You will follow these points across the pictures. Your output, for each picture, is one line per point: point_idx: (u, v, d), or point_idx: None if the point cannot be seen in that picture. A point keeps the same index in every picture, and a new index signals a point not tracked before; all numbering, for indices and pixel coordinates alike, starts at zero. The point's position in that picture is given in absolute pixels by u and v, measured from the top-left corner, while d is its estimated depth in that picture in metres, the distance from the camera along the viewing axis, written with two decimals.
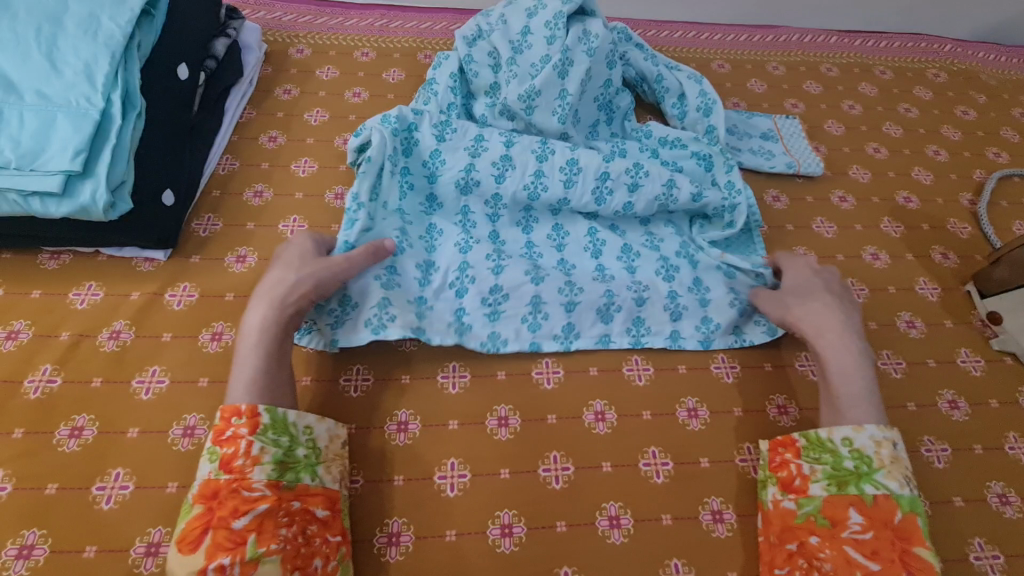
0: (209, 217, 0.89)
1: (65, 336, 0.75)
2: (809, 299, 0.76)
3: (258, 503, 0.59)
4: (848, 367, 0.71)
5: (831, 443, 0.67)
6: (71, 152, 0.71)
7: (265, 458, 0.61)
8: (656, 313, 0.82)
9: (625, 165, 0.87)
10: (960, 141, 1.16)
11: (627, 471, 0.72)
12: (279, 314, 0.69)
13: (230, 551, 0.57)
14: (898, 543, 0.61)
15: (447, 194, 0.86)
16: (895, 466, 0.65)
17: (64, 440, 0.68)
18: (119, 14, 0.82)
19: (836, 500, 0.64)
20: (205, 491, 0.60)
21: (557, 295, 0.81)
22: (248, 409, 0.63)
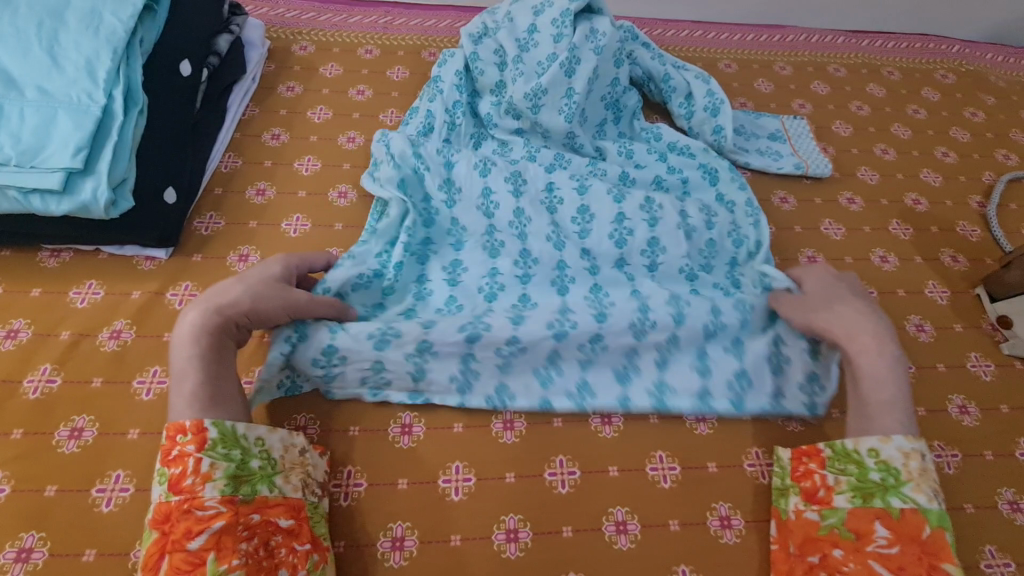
0: (212, 215, 0.88)
1: (65, 335, 0.74)
2: (835, 304, 0.72)
3: (214, 521, 0.56)
4: (882, 373, 0.66)
5: (858, 454, 0.65)
6: (71, 149, 0.70)
7: (216, 474, 0.58)
8: (659, 319, 0.75)
9: (637, 201, 0.86)
10: (969, 143, 1.15)
11: (634, 475, 0.71)
12: (212, 322, 0.63)
13: (188, 573, 0.54)
14: (926, 558, 0.59)
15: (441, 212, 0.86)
16: (923, 479, 0.62)
17: (63, 442, 0.67)
18: (121, 9, 0.81)
19: (861, 512, 0.63)
20: (156, 515, 0.56)
21: (546, 306, 0.76)
22: (192, 424, 0.59)
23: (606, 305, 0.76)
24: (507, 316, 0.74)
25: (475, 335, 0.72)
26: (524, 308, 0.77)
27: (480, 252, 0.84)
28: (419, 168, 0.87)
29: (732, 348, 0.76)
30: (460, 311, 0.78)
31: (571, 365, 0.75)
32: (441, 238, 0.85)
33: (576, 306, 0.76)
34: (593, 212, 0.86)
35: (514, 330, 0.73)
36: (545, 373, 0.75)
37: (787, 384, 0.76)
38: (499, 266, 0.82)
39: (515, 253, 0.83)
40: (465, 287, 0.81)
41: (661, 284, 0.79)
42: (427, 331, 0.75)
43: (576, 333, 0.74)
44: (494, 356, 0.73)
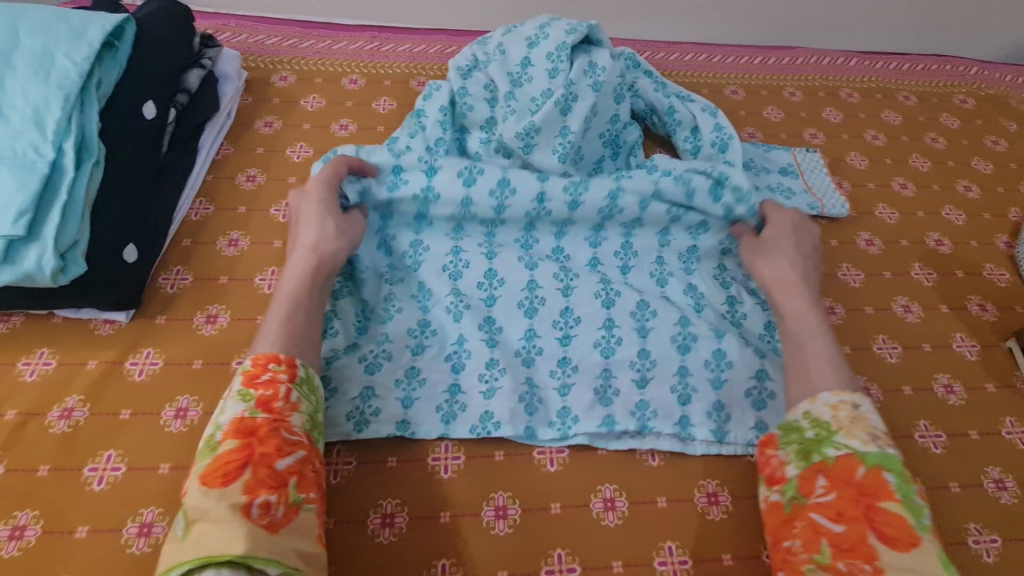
0: (179, 271, 0.81)
1: (11, 415, 0.67)
2: (772, 254, 0.78)
3: (297, 447, 0.56)
4: (803, 312, 0.72)
5: (792, 421, 0.64)
6: (12, 214, 0.63)
7: (302, 407, 0.60)
8: (622, 386, 0.74)
9: (615, 244, 0.85)
10: (993, 175, 1.08)
11: (640, 570, 0.64)
12: (314, 260, 0.71)
13: (273, 489, 0.52)
14: (861, 500, 0.55)
15: (408, 241, 0.82)
16: (855, 425, 0.59)
17: (4, 543, 0.60)
18: (76, 50, 0.74)
19: (808, 475, 0.59)
20: (238, 427, 0.55)
21: (512, 363, 0.75)
22: (286, 357, 0.62)
23: (568, 372, 0.75)
24: (478, 390, 0.73)
25: (450, 418, 0.71)
26: (494, 361, 0.74)
27: (448, 280, 0.80)
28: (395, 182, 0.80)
29: (715, 420, 0.73)
30: (425, 352, 0.75)
31: (544, 429, 0.72)
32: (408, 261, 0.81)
33: (539, 368, 0.76)
34: (569, 253, 0.84)
35: (483, 406, 0.72)
36: (526, 429, 0.71)
37: (772, 416, 0.74)
38: (469, 298, 0.79)
39: (485, 286, 0.80)
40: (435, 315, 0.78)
41: (632, 335, 0.77)
42: (401, 376, 0.73)
43: (543, 406, 0.73)
44: (466, 425, 0.71)
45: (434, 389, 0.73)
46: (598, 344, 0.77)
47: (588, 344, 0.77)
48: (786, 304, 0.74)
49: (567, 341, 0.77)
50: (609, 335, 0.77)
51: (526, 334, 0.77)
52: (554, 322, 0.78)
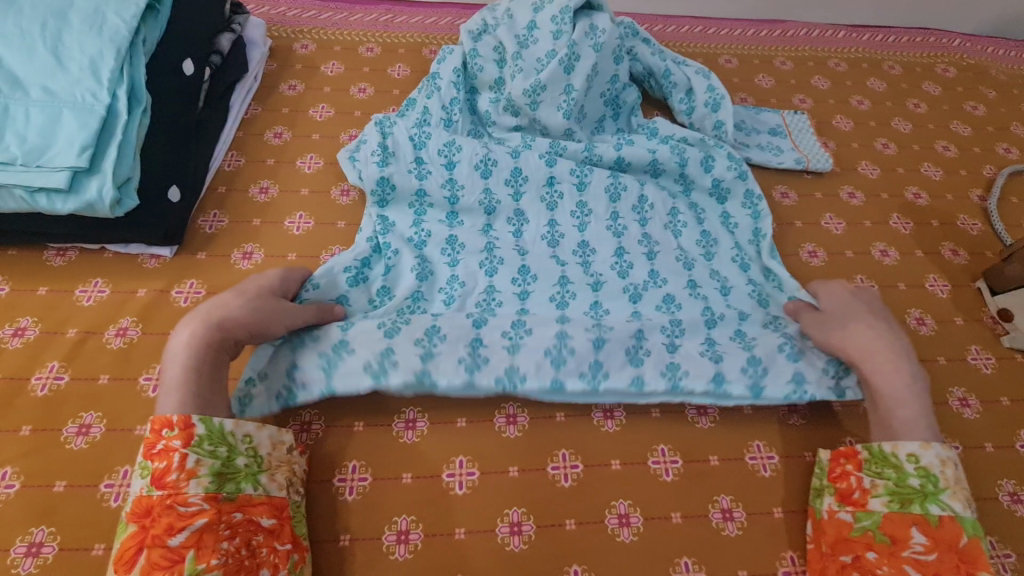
0: (216, 214, 0.88)
1: (72, 333, 0.75)
2: (851, 322, 0.73)
3: (196, 518, 0.57)
4: (902, 394, 0.68)
5: (899, 461, 0.65)
6: (77, 148, 0.71)
7: (201, 470, 0.59)
8: (654, 346, 0.75)
9: (631, 198, 0.90)
10: (971, 137, 1.15)
11: (636, 468, 0.72)
12: (214, 336, 0.65)
13: (166, 569, 0.54)
14: (962, 566, 0.59)
15: (437, 228, 0.85)
16: (958, 487, 0.63)
17: (72, 438, 0.68)
18: (124, 8, 0.81)
19: (897, 517, 0.63)
20: (138, 510, 0.57)
21: (544, 322, 0.75)
22: (179, 419, 0.60)
23: (602, 329, 0.75)
24: (502, 344, 0.73)
25: (474, 368, 0.71)
26: (522, 321, 0.75)
27: (477, 268, 0.82)
28: (421, 171, 0.87)
29: (750, 376, 0.74)
30: (449, 311, 0.75)
31: (574, 380, 0.72)
32: (435, 247, 0.84)
33: (574, 324, 0.75)
34: (594, 241, 0.86)
35: (510, 361, 0.72)
36: (554, 382, 0.72)
37: (809, 369, 0.74)
38: (496, 283, 0.81)
39: (515, 269, 0.82)
40: (462, 302, 0.79)
41: (663, 321, 0.78)
42: (422, 335, 0.72)
43: (574, 358, 0.73)
44: (491, 375, 0.71)
45: (456, 343, 0.72)
46: (629, 325, 0.78)
47: (619, 324, 0.78)
48: (881, 381, 0.69)
49: (598, 322, 0.79)
50: (639, 319, 0.79)
51: (557, 315, 0.79)
52: (586, 305, 0.80)
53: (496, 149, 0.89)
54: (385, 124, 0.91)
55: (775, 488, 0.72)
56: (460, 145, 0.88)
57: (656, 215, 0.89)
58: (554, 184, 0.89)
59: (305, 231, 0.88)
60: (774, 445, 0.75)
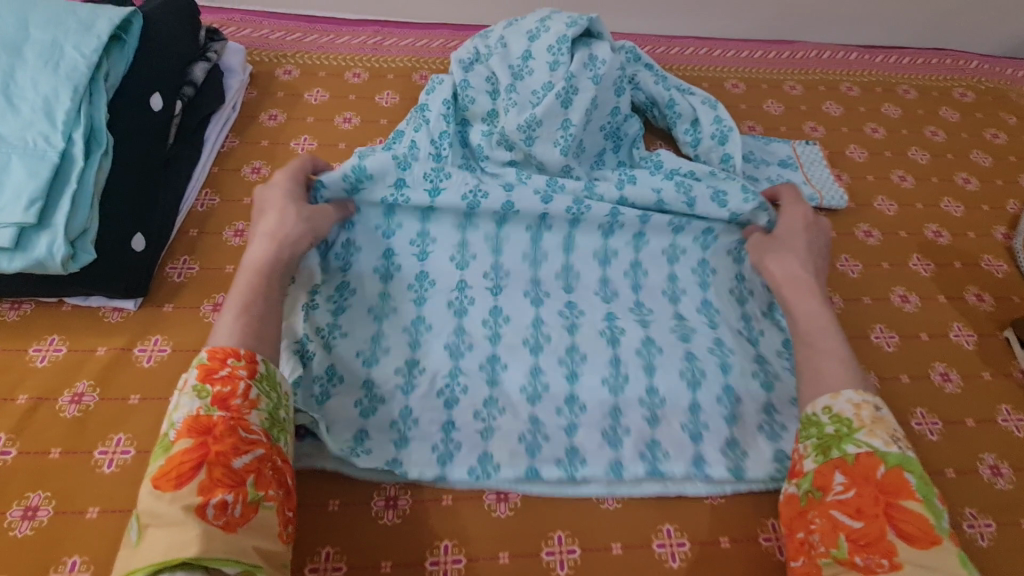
0: (185, 260, 0.82)
1: (22, 399, 0.69)
2: (784, 251, 0.77)
3: (257, 446, 0.54)
4: (812, 304, 0.71)
5: (812, 413, 0.62)
6: (25, 201, 0.64)
7: (262, 404, 0.56)
8: (633, 424, 0.71)
9: (627, 239, 0.84)
10: (993, 168, 1.08)
11: (639, 552, 0.65)
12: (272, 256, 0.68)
13: (231, 489, 0.50)
14: (882, 497, 0.54)
15: (410, 262, 0.80)
16: (877, 425, 0.58)
17: (16, 523, 0.61)
18: (84, 42, 0.75)
19: (823, 467, 0.59)
20: (194, 426, 0.52)
21: (516, 401, 0.72)
22: (246, 352, 0.58)
23: (575, 410, 0.72)
24: (474, 428, 0.70)
25: (446, 458, 0.68)
26: (493, 399, 0.72)
27: (446, 308, 0.77)
28: (399, 199, 0.80)
29: (731, 457, 0.70)
30: (416, 390, 0.72)
31: (549, 467, 0.68)
32: (401, 285, 0.78)
33: (545, 403, 0.72)
34: (579, 271, 0.82)
35: (483, 447, 0.69)
36: (528, 470, 0.68)
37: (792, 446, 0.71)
38: (467, 326, 0.76)
39: (485, 311, 0.77)
40: (428, 349, 0.74)
41: (640, 371, 0.74)
42: (394, 420, 0.70)
43: (549, 443, 0.70)
44: (464, 468, 0.68)
45: (427, 427, 0.70)
46: (605, 381, 0.74)
47: (595, 380, 0.74)
48: (794, 301, 0.72)
49: (573, 376, 0.74)
50: (616, 370, 0.74)
51: (530, 365, 0.74)
52: (560, 353, 0.75)
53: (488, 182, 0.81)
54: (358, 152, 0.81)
55: None
56: (449, 176, 0.81)
57: (652, 248, 0.84)
58: (544, 226, 0.83)
59: None
60: None
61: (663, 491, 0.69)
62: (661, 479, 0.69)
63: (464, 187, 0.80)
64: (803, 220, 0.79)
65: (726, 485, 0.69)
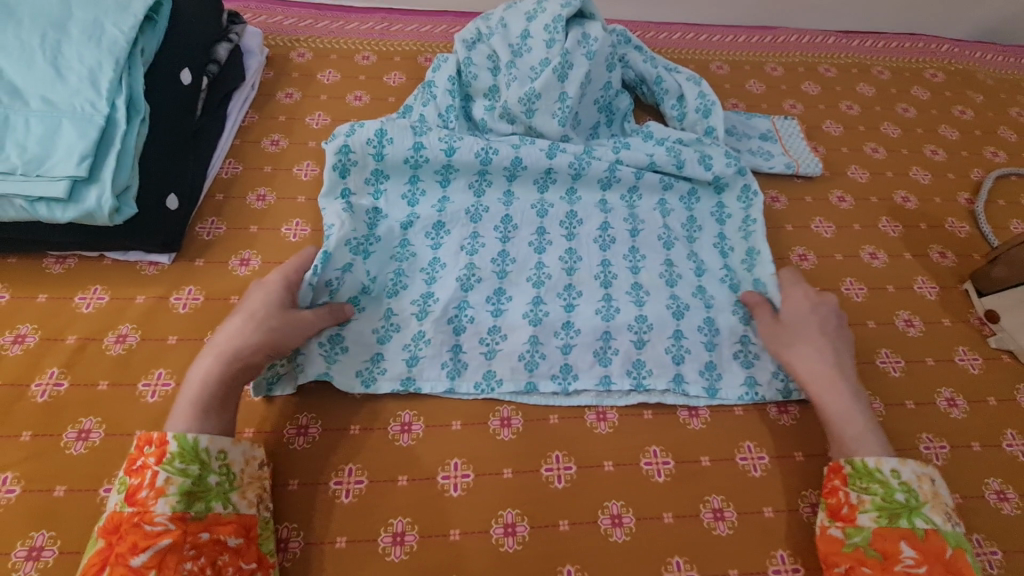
0: (213, 221, 0.89)
1: (72, 339, 0.76)
2: (797, 344, 0.76)
3: (160, 538, 0.56)
4: (847, 413, 0.71)
5: (882, 475, 0.66)
6: (76, 158, 0.72)
7: (170, 489, 0.59)
8: (621, 346, 0.80)
9: (621, 191, 0.93)
10: (959, 140, 1.17)
11: (629, 469, 0.73)
12: (228, 370, 0.67)
13: None
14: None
15: (426, 212, 0.87)
16: (938, 501, 0.64)
17: (72, 443, 0.69)
18: (122, 20, 0.83)
19: (886, 532, 0.63)
20: (107, 525, 0.58)
21: (518, 325, 0.80)
22: (158, 437, 0.61)
23: (571, 334, 0.80)
24: (479, 350, 0.79)
25: (455, 374, 0.77)
26: (496, 327, 0.80)
27: (458, 251, 0.85)
28: (418, 160, 0.88)
29: (707, 378, 0.79)
30: (429, 317, 0.80)
31: (546, 381, 0.77)
32: (419, 231, 0.86)
33: (546, 327, 0.80)
34: (582, 218, 0.90)
35: (487, 365, 0.78)
36: (527, 384, 0.77)
37: (761, 372, 0.80)
38: (477, 264, 0.84)
39: (494, 254, 0.85)
40: (441, 283, 0.83)
41: (630, 304, 0.83)
42: (408, 342, 0.78)
43: (545, 361, 0.78)
44: (470, 382, 0.77)
45: (437, 347, 0.78)
46: (599, 312, 0.82)
47: (589, 311, 0.82)
48: (827, 402, 0.72)
49: (571, 307, 0.82)
50: (609, 304, 0.82)
51: (532, 299, 0.82)
52: (559, 291, 0.83)
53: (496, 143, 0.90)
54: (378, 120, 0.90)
55: (765, 488, 0.73)
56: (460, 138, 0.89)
57: (644, 202, 0.93)
58: (548, 175, 0.91)
59: (301, 239, 0.89)
60: (765, 445, 0.76)
61: (647, 403, 0.78)
62: (644, 393, 0.78)
63: (473, 148, 0.89)
64: (807, 302, 0.79)
65: (701, 400, 0.78)
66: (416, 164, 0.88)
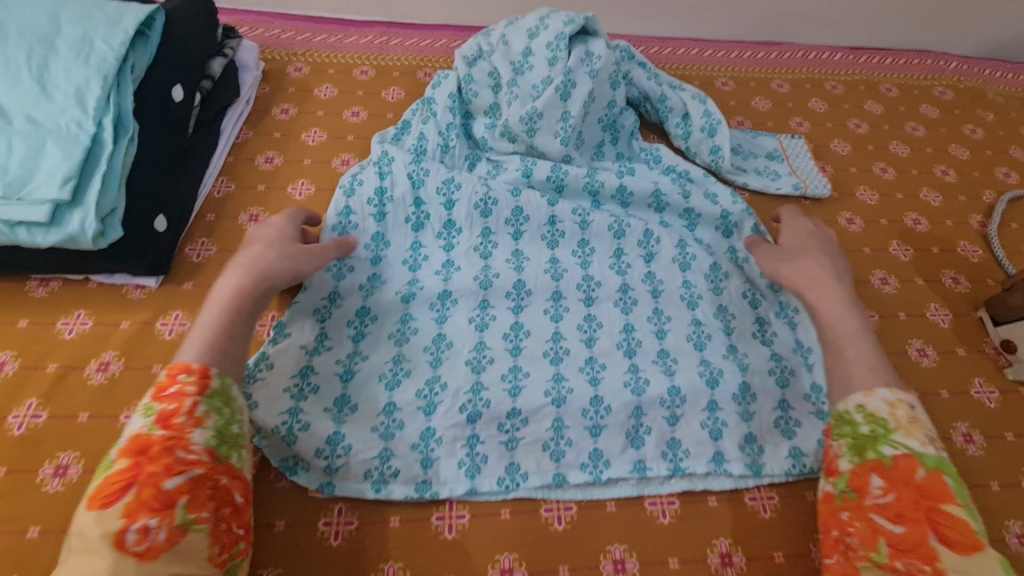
0: (204, 242, 0.87)
1: (52, 368, 0.73)
2: (798, 258, 0.78)
3: (194, 467, 0.54)
4: (839, 312, 0.71)
5: (846, 413, 0.64)
6: (59, 180, 0.69)
7: (207, 423, 0.57)
8: (654, 425, 0.74)
9: (636, 234, 0.89)
10: (970, 161, 1.14)
11: (631, 509, 0.70)
12: (251, 294, 0.69)
13: (156, 512, 0.50)
14: (923, 501, 0.55)
15: (429, 283, 0.82)
16: (913, 426, 0.60)
17: (48, 479, 0.66)
18: (112, 35, 0.80)
19: (859, 469, 0.60)
20: (132, 446, 0.54)
21: (541, 408, 0.74)
22: (198, 368, 0.60)
23: (601, 411, 0.74)
24: (499, 440, 0.72)
25: (474, 472, 0.70)
26: (516, 409, 0.73)
27: (467, 323, 0.79)
28: (419, 217, 0.86)
29: (749, 453, 0.73)
30: (437, 409, 0.73)
31: (575, 472, 0.71)
32: (422, 303, 0.81)
33: (570, 408, 0.74)
34: (597, 279, 0.85)
35: (510, 458, 0.71)
36: (554, 478, 0.70)
37: (805, 442, 0.75)
38: (488, 340, 0.78)
39: (506, 326, 0.80)
40: (449, 363, 0.76)
41: (659, 375, 0.77)
42: (417, 441, 0.71)
43: (573, 449, 0.72)
44: (492, 479, 0.69)
45: (451, 444, 0.71)
46: (627, 385, 0.76)
47: (617, 384, 0.76)
48: (820, 304, 0.73)
49: (596, 380, 0.76)
50: (636, 375, 0.77)
51: (552, 374, 0.76)
52: (579, 362, 0.77)
53: (495, 186, 0.88)
54: (375, 164, 0.89)
55: (774, 530, 0.70)
56: (460, 184, 0.88)
57: (664, 251, 0.88)
58: (554, 224, 0.88)
59: None
60: (774, 485, 0.73)
61: (689, 489, 0.71)
62: (684, 478, 0.72)
63: (473, 194, 0.87)
64: (805, 231, 0.82)
65: (748, 480, 0.73)
66: (417, 220, 0.86)
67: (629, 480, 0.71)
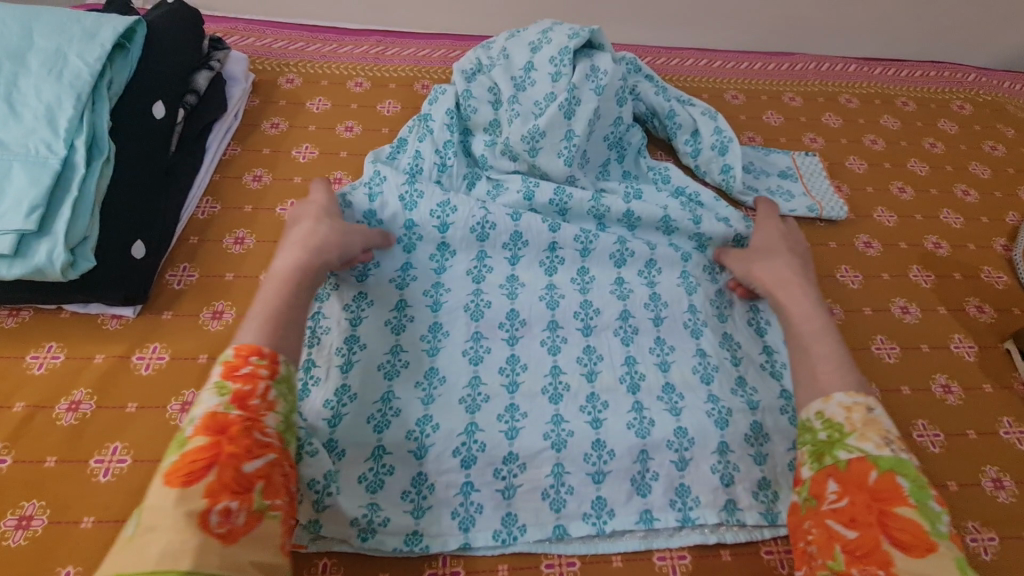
0: (185, 267, 0.82)
1: (19, 407, 0.68)
2: (773, 257, 0.77)
3: (270, 451, 0.50)
4: (808, 310, 0.69)
5: (805, 420, 0.59)
6: (25, 209, 0.65)
7: (280, 408, 0.54)
8: (661, 470, 0.69)
9: (640, 258, 0.84)
10: (992, 180, 1.09)
11: (640, 565, 0.65)
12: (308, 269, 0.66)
13: (238, 495, 0.46)
14: (875, 505, 0.49)
15: (421, 313, 0.77)
16: (869, 428, 0.54)
17: (10, 532, 0.61)
18: (87, 50, 0.75)
19: (818, 476, 0.55)
20: (211, 423, 0.49)
21: (540, 452, 0.69)
22: (270, 350, 0.56)
23: (604, 455, 0.69)
24: (494, 488, 0.67)
25: (468, 523, 0.65)
26: (513, 453, 0.68)
27: (461, 357, 0.75)
28: (411, 239, 0.81)
29: (762, 501, 0.69)
30: (428, 454, 0.68)
31: (577, 523, 0.66)
32: (412, 334, 0.76)
33: (571, 453, 0.69)
34: (599, 308, 0.80)
35: (506, 508, 0.66)
36: (554, 530, 0.66)
37: None
38: (484, 376, 0.73)
39: (501, 360, 0.75)
40: (442, 401, 0.71)
41: (665, 415, 0.72)
42: (407, 489, 0.66)
43: (574, 497, 0.67)
44: (487, 532, 0.65)
45: (444, 492, 0.66)
46: (632, 426, 0.71)
47: (621, 425, 0.71)
48: (789, 304, 0.70)
49: (598, 421, 0.71)
50: (641, 415, 0.72)
51: (552, 413, 0.71)
52: (580, 400, 0.72)
53: (492, 207, 0.83)
54: (366, 183, 0.84)
55: None
56: (455, 205, 0.82)
57: (665, 278, 0.83)
58: (555, 249, 0.83)
59: None
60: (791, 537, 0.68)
61: (701, 541, 0.67)
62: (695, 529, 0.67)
63: (468, 216, 0.82)
64: (777, 231, 0.81)
65: (762, 530, 0.68)
66: (409, 243, 0.81)
67: (635, 532, 0.67)
